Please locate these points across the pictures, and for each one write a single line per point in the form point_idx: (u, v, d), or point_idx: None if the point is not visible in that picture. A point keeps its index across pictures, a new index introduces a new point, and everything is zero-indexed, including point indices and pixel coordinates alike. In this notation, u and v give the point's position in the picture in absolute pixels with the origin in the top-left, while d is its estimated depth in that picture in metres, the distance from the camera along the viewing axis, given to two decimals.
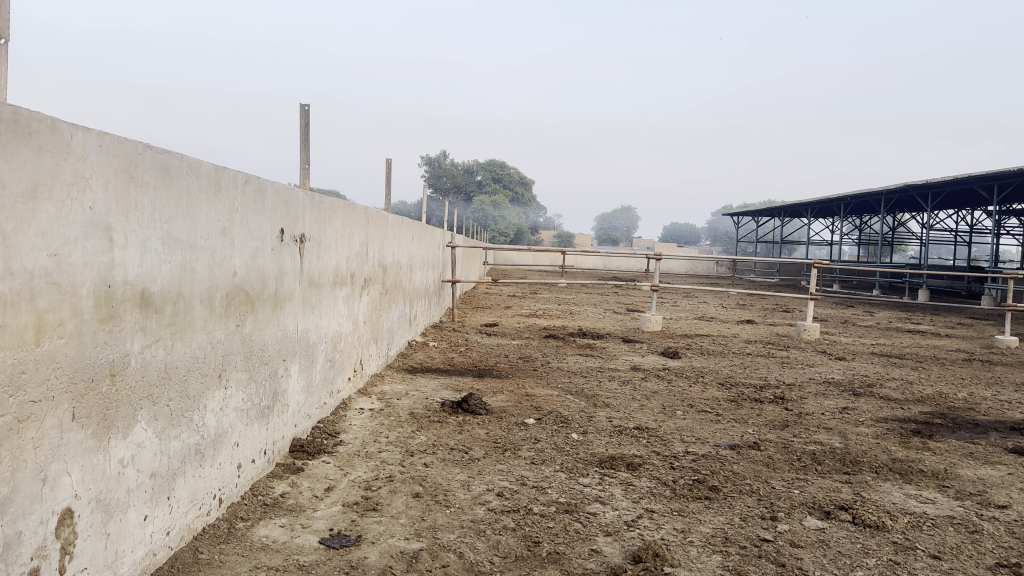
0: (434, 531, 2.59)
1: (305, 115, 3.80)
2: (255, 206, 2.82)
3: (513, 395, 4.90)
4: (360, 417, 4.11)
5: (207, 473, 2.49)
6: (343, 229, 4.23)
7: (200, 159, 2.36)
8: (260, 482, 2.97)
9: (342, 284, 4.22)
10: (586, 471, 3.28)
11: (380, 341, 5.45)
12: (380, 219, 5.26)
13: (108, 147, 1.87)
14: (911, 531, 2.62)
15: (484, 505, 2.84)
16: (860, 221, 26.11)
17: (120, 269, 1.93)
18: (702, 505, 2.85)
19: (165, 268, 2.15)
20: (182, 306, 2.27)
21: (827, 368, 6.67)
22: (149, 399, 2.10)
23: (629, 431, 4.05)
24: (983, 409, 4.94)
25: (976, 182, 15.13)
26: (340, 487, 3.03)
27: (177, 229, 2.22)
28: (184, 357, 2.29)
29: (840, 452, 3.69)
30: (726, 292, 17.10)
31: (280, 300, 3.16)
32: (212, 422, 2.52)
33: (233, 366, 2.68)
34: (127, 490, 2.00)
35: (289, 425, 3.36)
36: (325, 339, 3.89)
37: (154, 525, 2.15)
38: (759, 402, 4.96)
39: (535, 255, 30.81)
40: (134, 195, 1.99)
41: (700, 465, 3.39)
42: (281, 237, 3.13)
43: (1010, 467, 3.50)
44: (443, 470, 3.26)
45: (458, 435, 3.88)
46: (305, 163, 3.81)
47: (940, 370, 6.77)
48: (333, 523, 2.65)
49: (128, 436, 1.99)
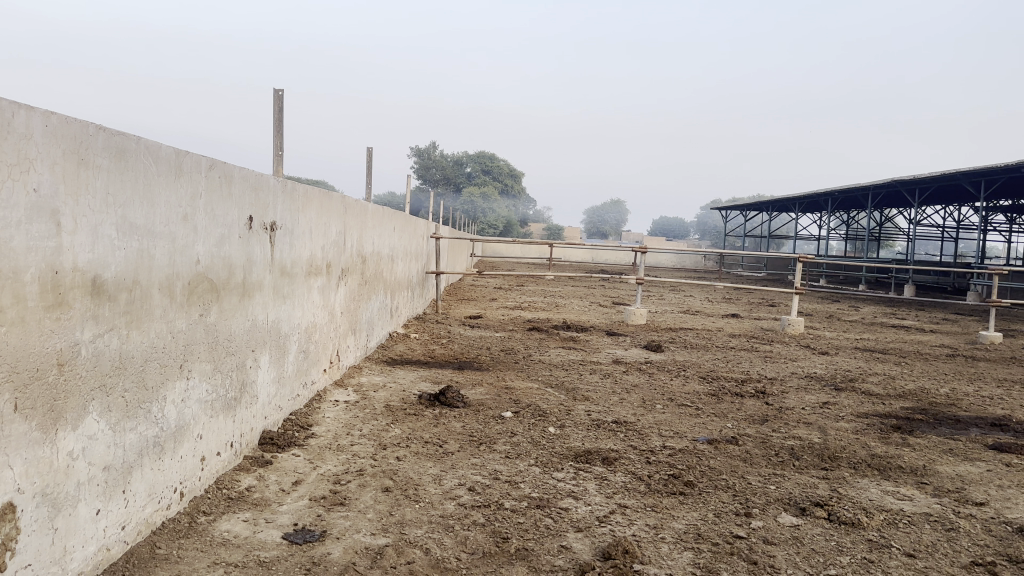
0: (401, 526, 2.53)
1: (279, 100, 3.71)
2: (220, 193, 2.74)
3: (493, 388, 4.84)
4: (334, 410, 4.04)
5: (167, 467, 2.42)
6: (318, 218, 4.15)
7: (159, 142, 2.27)
8: (226, 475, 2.90)
9: (317, 273, 4.14)
10: (561, 465, 3.23)
11: (358, 333, 5.37)
12: (359, 208, 5.18)
13: (56, 128, 1.79)
14: (887, 528, 2.58)
15: (455, 500, 2.79)
16: (848, 216, 26.14)
17: (69, 254, 1.85)
18: (676, 500, 2.81)
19: (118, 254, 2.07)
20: (139, 294, 2.19)
21: (809, 362, 6.64)
22: (102, 389, 2.02)
23: (606, 424, 4.00)
24: (965, 405, 4.91)
25: (963, 177, 15.15)
26: (308, 480, 2.96)
27: (134, 214, 2.14)
28: (142, 346, 2.21)
29: (818, 447, 3.65)
30: (713, 287, 17.09)
31: (248, 290, 3.08)
32: (173, 413, 2.45)
33: (197, 357, 2.60)
34: (77, 484, 1.92)
35: (259, 418, 3.29)
36: (297, 330, 3.81)
37: (108, 520, 2.07)
38: (740, 397, 4.93)
39: (523, 248, 30.78)
40: (85, 177, 1.91)
41: (676, 460, 3.35)
42: (249, 225, 3.05)
43: (989, 464, 3.47)
44: (415, 464, 3.20)
45: (433, 428, 3.82)
46: (278, 149, 3.72)
47: (923, 365, 6.77)
48: (297, 518, 2.58)
49: (78, 428, 1.92)
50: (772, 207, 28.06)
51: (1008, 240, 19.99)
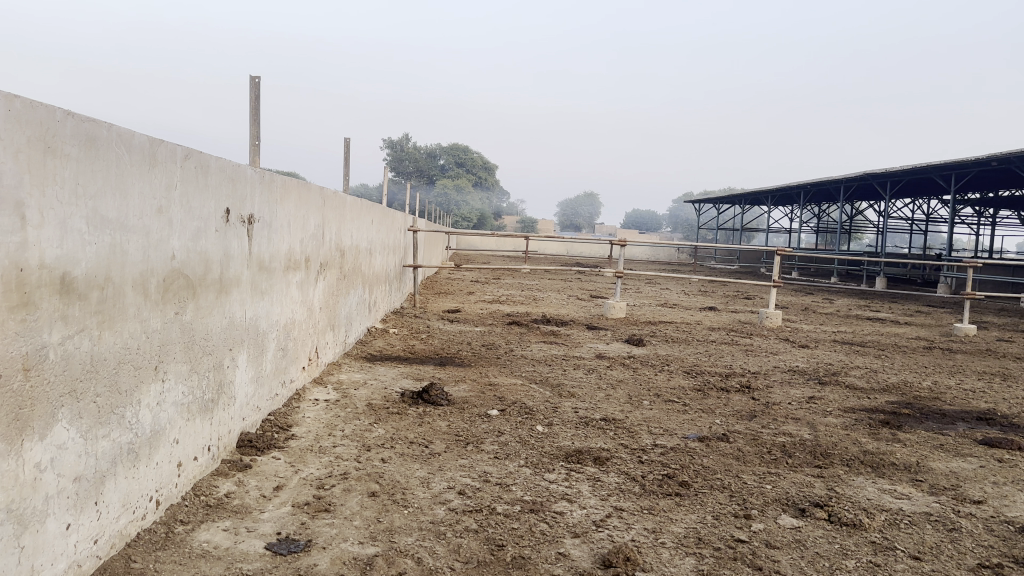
0: (390, 534, 2.42)
1: (255, 88, 3.56)
2: (196, 183, 2.60)
3: (476, 385, 4.73)
4: (314, 410, 3.91)
5: (142, 475, 2.28)
6: (297, 211, 4.01)
7: (132, 129, 2.13)
8: (203, 481, 2.77)
9: (295, 268, 4.00)
10: (552, 466, 3.14)
11: (336, 329, 5.22)
12: (338, 200, 5.04)
13: (19, 112, 1.64)
14: (889, 529, 2.53)
15: (445, 505, 2.68)
16: (820, 208, 26.38)
17: (35, 250, 1.70)
18: (672, 502, 2.74)
19: (90, 250, 1.93)
20: (111, 291, 2.05)
21: (791, 356, 6.63)
22: (72, 395, 1.88)
23: (595, 422, 3.91)
24: (950, 398, 4.92)
25: (935, 171, 15.30)
26: (290, 485, 2.84)
27: (105, 206, 2.00)
28: (115, 347, 2.08)
29: (809, 444, 3.60)
30: (688, 279, 17.18)
31: (226, 286, 2.94)
32: (148, 418, 2.31)
33: (172, 357, 2.47)
34: (45, 498, 1.78)
35: (237, 419, 3.15)
36: (276, 327, 3.67)
37: (79, 534, 1.94)
38: (726, 392, 4.87)
39: (498, 242, 30.75)
40: (51, 167, 1.76)
41: (669, 458, 3.28)
42: (226, 218, 2.90)
43: (981, 460, 3.45)
44: (401, 466, 3.09)
45: (418, 427, 3.71)
46: (255, 138, 3.57)
47: (904, 358, 6.80)
48: (281, 526, 2.46)
49: (46, 437, 1.78)
50: (744, 200, 28.21)
51: (977, 232, 20.35)
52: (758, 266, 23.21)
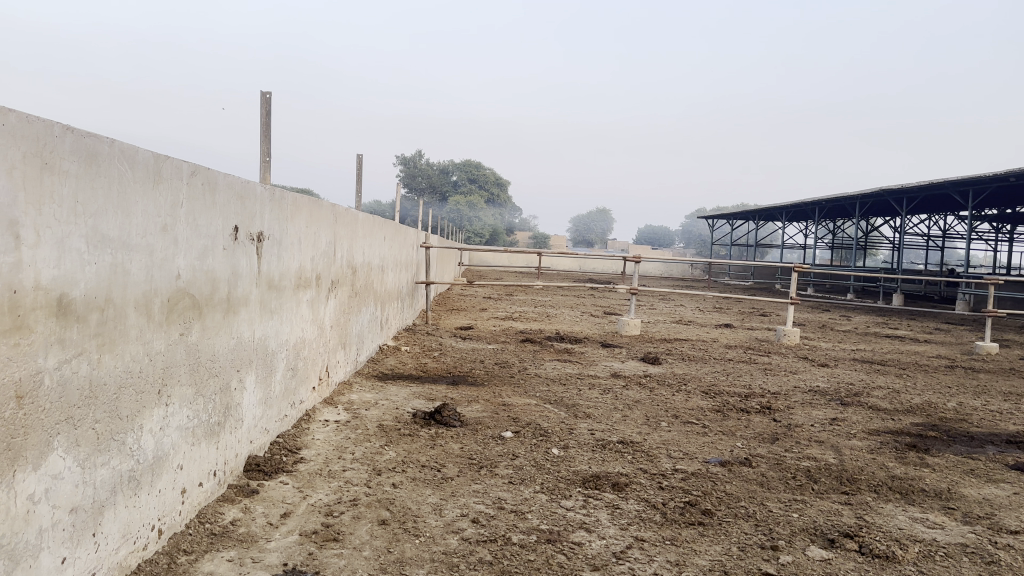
0: (401, 565, 2.32)
1: (266, 103, 3.50)
2: (203, 201, 2.52)
3: (489, 405, 4.62)
4: (324, 431, 3.82)
5: (143, 503, 2.19)
6: (308, 228, 3.94)
7: (135, 145, 2.06)
8: (208, 507, 2.68)
9: (306, 286, 3.93)
10: (569, 492, 3.03)
11: (348, 347, 5.13)
12: (350, 217, 4.97)
13: (14, 127, 1.56)
14: (924, 562, 2.41)
15: (458, 534, 2.57)
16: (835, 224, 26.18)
17: (30, 270, 1.62)
18: (695, 532, 2.62)
19: (89, 270, 1.86)
20: (112, 312, 1.97)
21: (810, 375, 6.49)
22: (68, 422, 1.79)
23: (612, 445, 3.79)
24: (976, 420, 4.77)
25: (952, 187, 15.13)
26: (298, 512, 2.74)
27: (107, 225, 1.93)
28: (115, 372, 2.00)
29: (835, 469, 3.47)
30: (703, 297, 17.04)
31: (234, 305, 2.86)
32: (150, 443, 2.23)
33: (177, 381, 2.39)
34: (38, 531, 1.69)
35: (244, 442, 3.06)
36: (285, 347, 3.59)
37: (75, 568, 1.85)
38: (747, 413, 4.75)
39: (511, 258, 30.80)
40: (49, 184, 1.69)
41: (690, 485, 3.15)
42: (234, 236, 2.82)
43: (1013, 486, 3.31)
44: (413, 492, 2.99)
45: (430, 450, 3.60)
46: (265, 155, 3.50)
47: (926, 377, 6.63)
48: (287, 556, 2.36)
49: (40, 468, 1.69)
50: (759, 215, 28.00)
51: (993, 248, 20.11)
52: (773, 283, 22.99)
